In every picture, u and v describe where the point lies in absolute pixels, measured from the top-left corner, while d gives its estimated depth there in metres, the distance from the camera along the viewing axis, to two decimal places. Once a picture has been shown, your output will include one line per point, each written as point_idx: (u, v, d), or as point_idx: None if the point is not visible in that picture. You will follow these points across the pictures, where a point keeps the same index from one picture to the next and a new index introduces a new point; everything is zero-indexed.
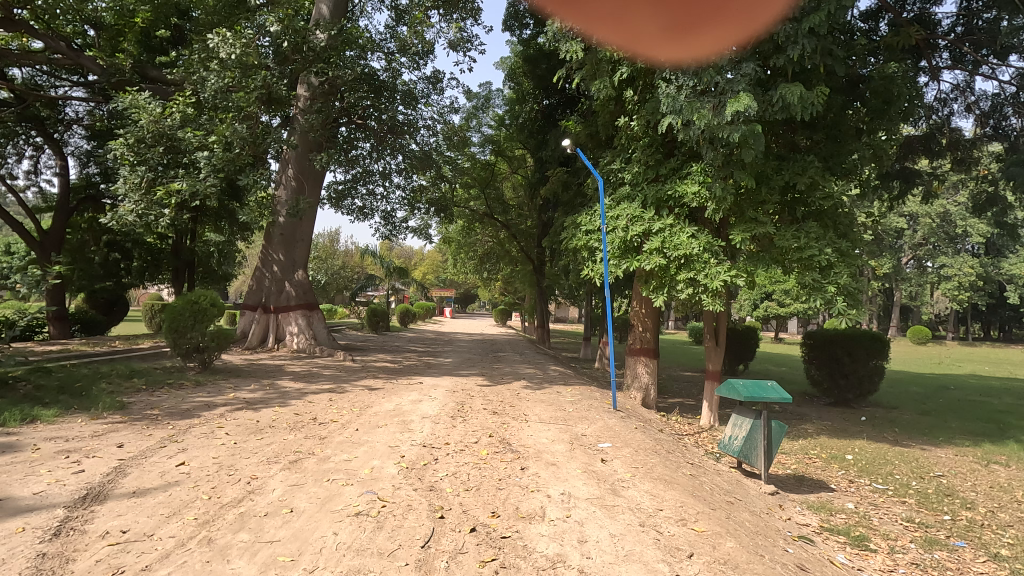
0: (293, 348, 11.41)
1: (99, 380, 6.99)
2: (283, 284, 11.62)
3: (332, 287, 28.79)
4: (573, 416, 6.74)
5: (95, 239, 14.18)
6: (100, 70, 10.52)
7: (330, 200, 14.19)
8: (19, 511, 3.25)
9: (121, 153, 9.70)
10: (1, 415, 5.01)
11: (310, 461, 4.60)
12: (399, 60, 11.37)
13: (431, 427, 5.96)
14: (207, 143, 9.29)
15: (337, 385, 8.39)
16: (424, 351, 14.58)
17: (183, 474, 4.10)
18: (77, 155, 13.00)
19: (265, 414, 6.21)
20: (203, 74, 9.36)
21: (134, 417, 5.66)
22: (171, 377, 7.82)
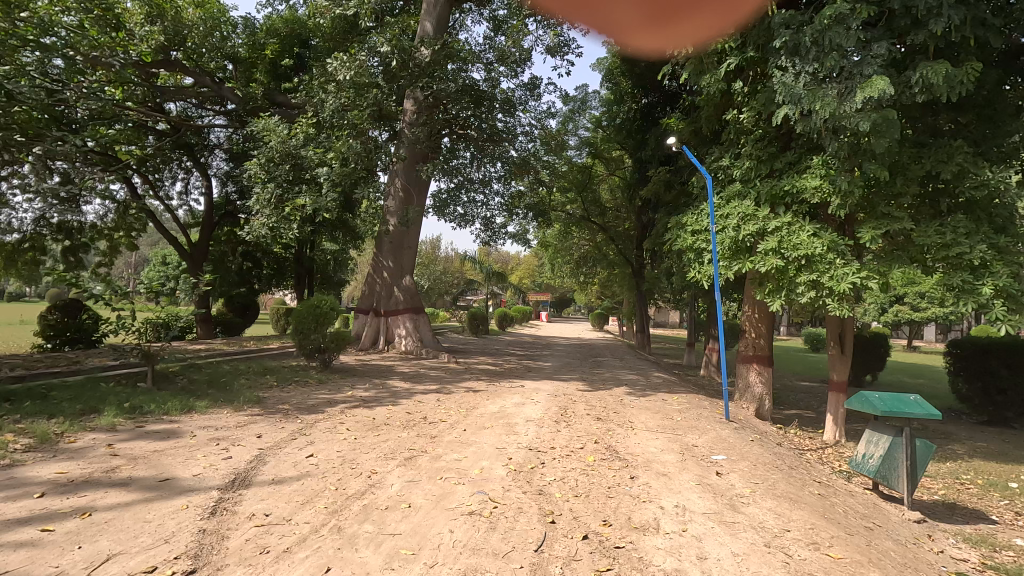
0: (401, 349, 12.02)
1: (239, 376, 7.81)
2: (392, 289, 12.25)
3: (434, 291, 30.08)
4: (682, 426, 6.47)
5: (232, 251, 15.80)
6: (238, 99, 11.81)
7: (434, 209, 14.81)
8: (183, 490, 3.67)
9: (254, 172, 10.78)
10: (165, 405, 5.75)
11: (423, 459, 4.80)
12: (498, 69, 11.59)
13: (535, 431, 5.99)
14: (326, 159, 10.05)
15: (443, 386, 8.71)
16: (524, 355, 14.72)
17: (312, 465, 4.44)
18: (219, 176, 14.53)
19: (379, 412, 6.57)
20: (323, 97, 10.16)
21: (269, 411, 6.25)
22: (297, 375, 8.53)
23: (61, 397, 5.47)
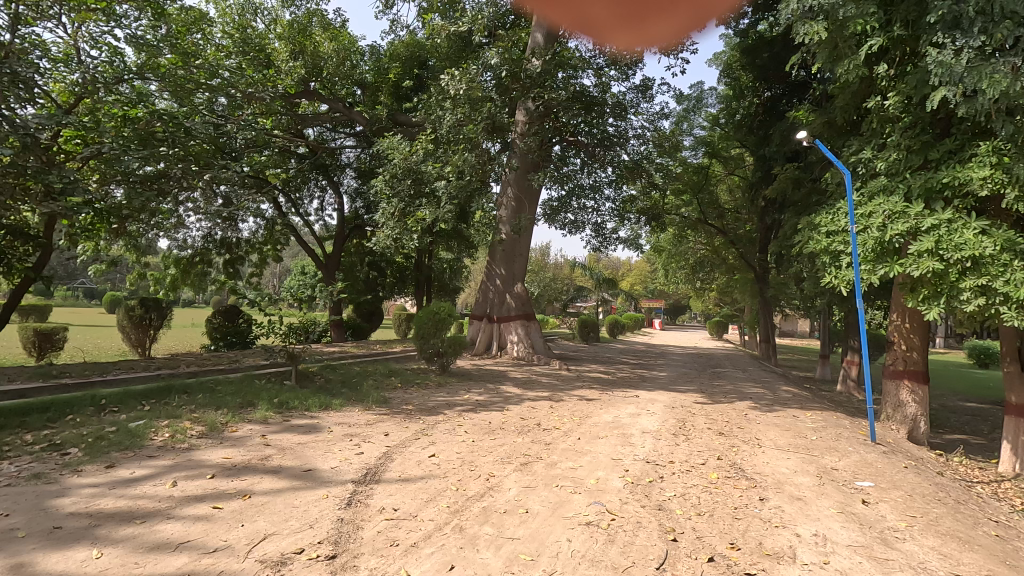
0: (514, 355, 12.25)
1: (368, 378, 8.43)
2: (504, 296, 12.55)
3: (544, 298, 30.37)
4: (818, 446, 5.89)
5: (360, 261, 17.07)
6: (366, 121, 12.76)
7: (545, 216, 14.97)
8: (323, 481, 4.02)
9: (380, 189, 11.59)
10: (307, 402, 6.36)
11: (539, 465, 4.83)
12: (609, 74, 11.47)
13: (652, 443, 5.79)
14: (443, 173, 10.55)
15: (556, 393, 8.72)
16: (638, 363, 14.31)
17: (434, 465, 4.65)
18: (349, 193, 15.81)
19: (495, 416, 6.73)
20: (441, 113, 10.68)
21: (394, 410, 6.67)
22: (418, 378, 9.02)
23: (225, 391, 6.28)
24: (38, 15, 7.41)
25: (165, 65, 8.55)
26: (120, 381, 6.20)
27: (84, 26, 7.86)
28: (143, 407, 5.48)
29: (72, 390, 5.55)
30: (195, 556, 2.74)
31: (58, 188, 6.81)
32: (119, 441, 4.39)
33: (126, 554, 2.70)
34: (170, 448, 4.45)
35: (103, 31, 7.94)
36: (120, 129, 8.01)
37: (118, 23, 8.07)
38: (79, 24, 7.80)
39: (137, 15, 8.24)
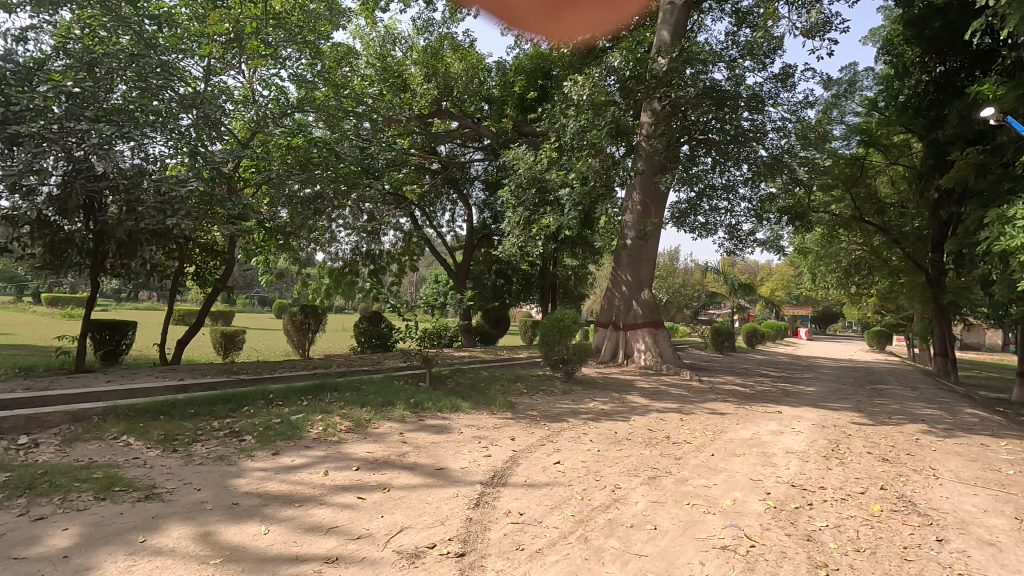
0: (641, 364, 11.87)
1: (495, 383, 8.68)
2: (630, 303, 12.23)
3: (674, 305, 29.10)
4: (1016, 482, 4.91)
5: (488, 269, 17.69)
6: (493, 135, 13.21)
7: (673, 220, 14.36)
8: (454, 480, 4.20)
9: (506, 199, 11.83)
10: (440, 404, 6.72)
11: (668, 480, 4.61)
12: (743, 64, 10.73)
13: (798, 465, 5.24)
14: (567, 180, 10.52)
15: (687, 405, 8.28)
16: (780, 377, 13.09)
17: (559, 472, 4.65)
18: (478, 205, 16.40)
19: (621, 426, 6.56)
20: (564, 121, 10.70)
21: (520, 416, 6.80)
22: (544, 384, 9.10)
23: (368, 391, 6.86)
24: (224, 65, 8.72)
25: (320, 97, 9.61)
26: (284, 379, 7.06)
27: (257, 70, 9.12)
28: (302, 402, 6.17)
29: (248, 385, 6.42)
30: (342, 540, 3.00)
31: (237, 212, 7.95)
32: (283, 432, 4.98)
33: (286, 532, 3.04)
34: (323, 440, 4.96)
35: (271, 73, 9.14)
36: (285, 157, 9.16)
37: (283, 65, 9.24)
38: (254, 69, 9.06)
39: (298, 56, 9.37)
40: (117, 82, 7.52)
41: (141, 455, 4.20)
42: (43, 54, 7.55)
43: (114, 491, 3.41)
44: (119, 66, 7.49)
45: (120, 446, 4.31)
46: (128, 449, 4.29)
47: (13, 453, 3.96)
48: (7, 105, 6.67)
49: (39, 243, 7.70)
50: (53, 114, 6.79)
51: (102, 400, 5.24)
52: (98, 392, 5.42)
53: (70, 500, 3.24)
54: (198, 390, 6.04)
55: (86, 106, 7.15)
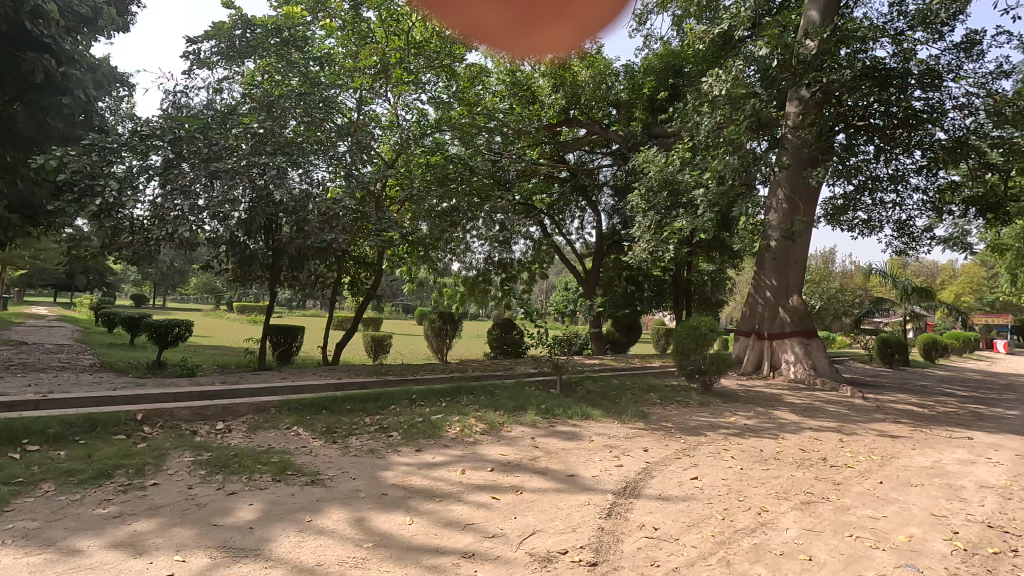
0: (790, 377, 10.80)
1: (627, 391, 8.47)
2: (776, 310, 11.23)
3: (829, 312, 26.14)
4: None
5: (618, 275, 17.30)
6: (622, 139, 12.97)
7: (827, 217, 12.96)
8: (585, 487, 4.15)
9: (636, 203, 11.46)
10: (570, 410, 6.74)
11: (826, 507, 4.12)
12: (913, 37, 9.39)
13: (998, 503, 4.39)
14: (702, 180, 9.85)
15: (847, 425, 7.37)
16: (970, 397, 11.10)
17: (697, 488, 4.38)
18: (607, 211, 16.07)
19: (767, 444, 6.02)
20: (697, 119, 10.13)
21: (654, 427, 6.56)
22: (680, 395, 8.67)
23: (502, 395, 7.09)
24: (373, 95, 9.70)
25: (455, 117, 10.23)
26: (425, 381, 7.58)
27: (401, 97, 9.96)
28: (441, 403, 6.57)
29: (395, 386, 6.99)
30: (477, 537, 3.12)
31: (384, 227, 8.73)
32: (425, 430, 5.34)
33: (427, 525, 3.23)
34: (460, 440, 5.22)
35: (413, 98, 9.93)
36: (425, 174, 9.86)
37: (423, 89, 9.98)
38: (398, 96, 9.91)
39: (435, 80, 10.04)
40: (288, 119, 8.70)
41: (309, 444, 4.77)
42: (234, 101, 8.97)
43: (287, 475, 3.90)
44: (291, 105, 8.67)
45: (292, 435, 4.94)
46: (298, 438, 4.90)
47: (214, 435, 4.72)
48: (210, 146, 8.03)
49: (231, 260, 9.13)
50: (243, 150, 8.06)
51: (278, 394, 6.06)
52: (276, 387, 6.27)
53: (254, 479, 3.78)
54: (354, 388, 6.72)
55: (266, 142, 8.37)
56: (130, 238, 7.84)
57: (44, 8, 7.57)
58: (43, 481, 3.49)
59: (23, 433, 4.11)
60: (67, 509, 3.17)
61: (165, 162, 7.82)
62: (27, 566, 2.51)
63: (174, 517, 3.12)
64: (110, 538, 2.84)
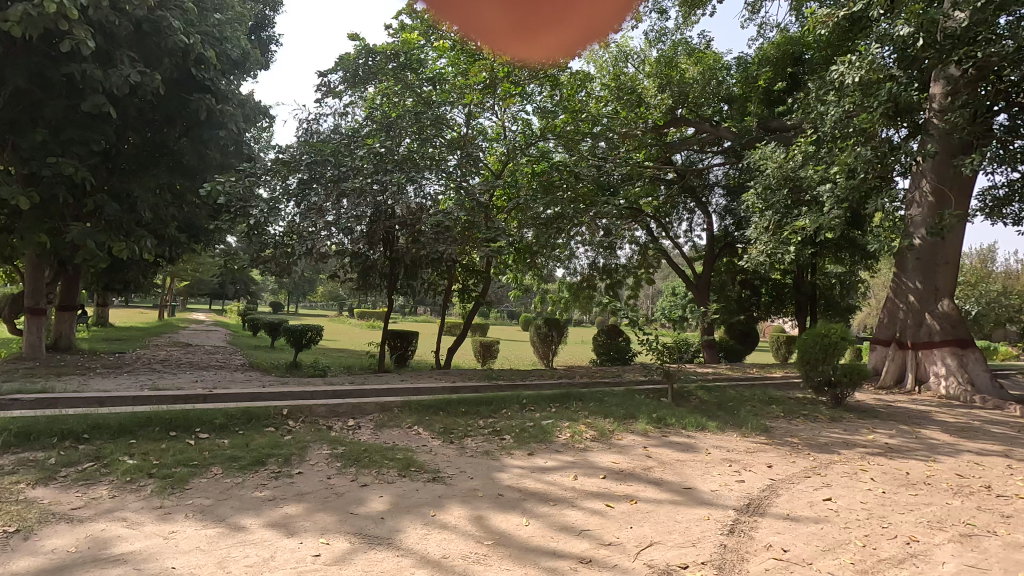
0: (941, 394, 9.51)
1: (746, 403, 7.98)
2: (922, 317, 10.02)
3: (989, 318, 22.75)
4: None
5: (732, 279, 16.34)
6: (735, 136, 12.12)
7: (985, 211, 11.33)
8: (703, 501, 3.97)
9: (751, 203, 10.73)
10: (684, 421, 6.50)
11: (993, 542, 3.60)
12: None
13: None
14: (829, 175, 9.08)
15: (1018, 449, 6.37)
16: None
17: (831, 511, 4.02)
18: (719, 212, 15.25)
19: (915, 467, 5.38)
20: (822, 109, 9.34)
21: (778, 441, 6.13)
22: (806, 409, 8.01)
23: (611, 402, 7.02)
24: (481, 109, 10.11)
25: (560, 124, 10.33)
26: (534, 386, 7.71)
27: (508, 108, 10.25)
28: (551, 409, 6.64)
29: (505, 390, 7.19)
30: (594, 544, 3.12)
31: (492, 236, 9.03)
32: (536, 435, 5.44)
33: (543, 528, 3.29)
34: (571, 446, 5.25)
35: (519, 109, 10.17)
36: (531, 183, 10.05)
37: (529, 100, 10.20)
38: (505, 108, 10.22)
39: (540, 89, 10.21)
40: (403, 137, 9.30)
41: (428, 443, 5.06)
42: (357, 123, 9.78)
43: (411, 471, 4.18)
44: (407, 124, 9.28)
45: (414, 434, 5.27)
46: (419, 437, 5.22)
47: (347, 431, 5.17)
48: (338, 167, 8.82)
49: (354, 270, 9.91)
50: (366, 169, 8.75)
51: (400, 395, 6.49)
52: (397, 388, 6.72)
53: (382, 473, 4.09)
54: (467, 391, 7.01)
55: (385, 160, 9.02)
56: (271, 253, 8.85)
57: (206, 56, 8.81)
58: (213, 465, 4.04)
59: (196, 422, 4.78)
60: (232, 490, 3.65)
61: (301, 183, 8.72)
62: (205, 537, 2.93)
63: (317, 504, 3.47)
64: (267, 518, 3.22)
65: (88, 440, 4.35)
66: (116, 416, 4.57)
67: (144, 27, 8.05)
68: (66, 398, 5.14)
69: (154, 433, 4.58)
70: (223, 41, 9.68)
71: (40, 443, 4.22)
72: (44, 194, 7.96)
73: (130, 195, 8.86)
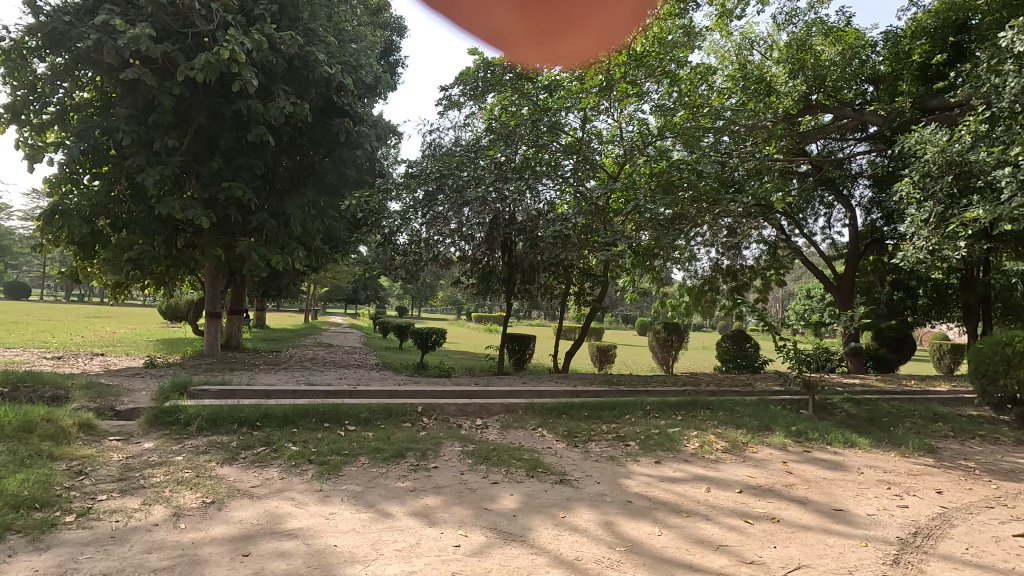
0: None
1: (904, 419, 7.08)
2: None
3: None
4: None
5: (881, 279, 14.73)
6: (882, 119, 10.75)
7: None
8: (858, 526, 3.60)
9: (906, 193, 9.41)
10: (828, 435, 5.94)
11: None
12: None
13: None
14: (1007, 156, 7.74)
15: None
16: None
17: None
18: (863, 205, 13.70)
19: None
20: (997, 81, 8.09)
21: (947, 464, 5.38)
22: (981, 428, 6.93)
23: (743, 412, 6.60)
24: (597, 112, 10.04)
25: (679, 122, 9.87)
26: (657, 393, 7.47)
27: (625, 109, 10.09)
28: (677, 416, 6.40)
29: (627, 396, 7.06)
30: (734, 561, 2.95)
31: (610, 238, 8.93)
32: (662, 442, 5.28)
33: (678, 539, 3.20)
34: (701, 457, 5.03)
35: (636, 109, 9.95)
36: (650, 184, 9.70)
37: (646, 99, 9.91)
38: (622, 109, 10.06)
39: (657, 87, 9.87)
40: (520, 145, 9.57)
41: (553, 445, 5.14)
42: (477, 134, 10.21)
43: (539, 472, 4.27)
44: (524, 133, 9.51)
45: (539, 435, 5.38)
46: (543, 439, 5.31)
47: (475, 430, 5.39)
48: (461, 176, 9.28)
49: (475, 276, 10.31)
50: (486, 179, 9.13)
51: (523, 397, 6.64)
52: (521, 391, 6.88)
53: (512, 472, 4.22)
54: (588, 396, 7.00)
55: (504, 168, 9.37)
56: (401, 259, 9.45)
57: (345, 83, 9.75)
58: (360, 455, 4.44)
59: (345, 416, 5.30)
60: (378, 479, 3.98)
61: (426, 194, 9.23)
62: (360, 520, 3.23)
63: (453, 497, 3.67)
64: (410, 507, 3.48)
65: (259, 427, 4.99)
66: (281, 407, 5.20)
67: (296, 63, 9.10)
68: (242, 391, 5.95)
69: (311, 423, 5.13)
70: (359, 69, 10.64)
71: (224, 428, 4.92)
72: (220, 215, 9.27)
73: (284, 213, 10.01)
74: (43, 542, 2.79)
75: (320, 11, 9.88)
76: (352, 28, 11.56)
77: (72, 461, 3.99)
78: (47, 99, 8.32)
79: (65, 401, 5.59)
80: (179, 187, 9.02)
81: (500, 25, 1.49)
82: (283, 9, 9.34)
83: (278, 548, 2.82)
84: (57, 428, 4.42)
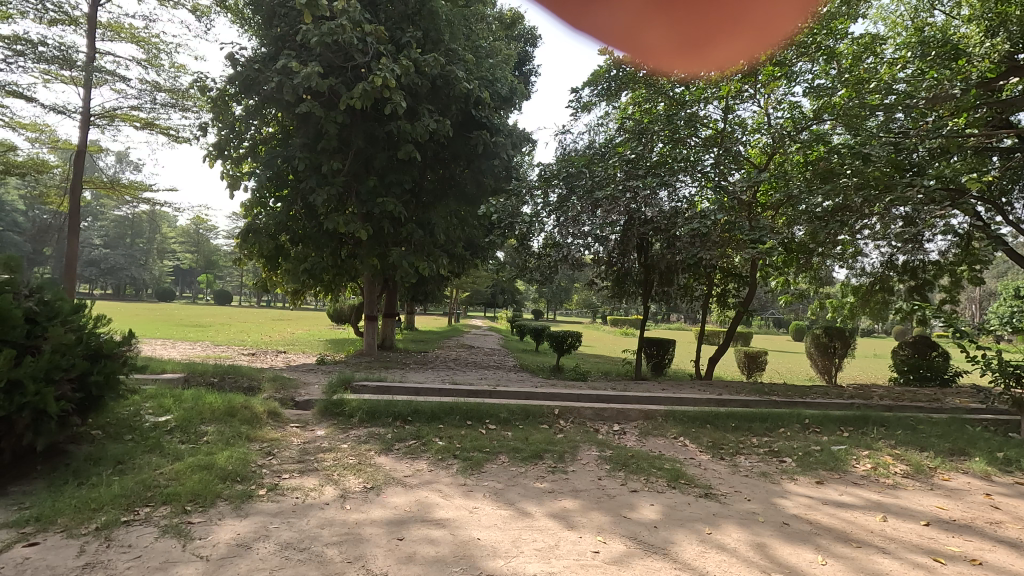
0: None
1: None
2: None
3: None
4: None
5: None
6: None
7: None
8: None
9: None
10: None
11: None
12: None
13: None
14: None
15: None
16: None
17: None
18: None
19: None
20: None
21: None
22: None
23: (929, 432, 5.68)
24: (739, 100, 9.38)
25: (839, 102, 8.80)
26: (819, 405, 6.73)
27: (773, 93, 9.30)
28: (843, 433, 5.71)
29: (782, 407, 6.46)
30: None
31: (754, 235, 8.17)
32: (826, 461, 4.74)
33: (847, 570, 2.84)
34: (875, 480, 4.42)
35: (785, 92, 9.12)
36: (805, 173, 8.75)
37: (798, 80, 9.03)
38: (769, 93, 9.29)
39: (812, 66, 8.97)
40: (655, 142, 9.24)
41: (696, 456, 4.87)
42: (610, 134, 10.10)
43: (681, 483, 4.08)
44: (660, 129, 9.13)
45: (681, 445, 5.13)
46: (686, 449, 5.05)
47: (613, 435, 5.31)
48: (592, 176, 9.20)
49: (610, 278, 10.16)
50: (617, 177, 8.94)
51: (663, 403, 6.40)
52: (661, 397, 6.64)
53: (651, 482, 4.08)
54: (735, 405, 6.53)
55: (637, 167, 9.07)
56: (536, 262, 9.66)
57: (482, 96, 10.23)
58: (501, 453, 4.61)
59: (487, 414, 5.54)
60: (518, 478, 4.10)
61: (559, 196, 9.30)
62: (501, 516, 3.35)
63: (591, 502, 3.65)
64: (548, 508, 3.52)
65: (411, 421, 5.42)
66: (429, 404, 5.59)
67: (438, 82, 9.76)
68: (395, 387, 6.51)
69: (455, 420, 5.45)
70: (495, 82, 11.08)
71: (381, 420, 5.42)
72: (376, 227, 10.25)
73: (430, 222, 10.72)
74: (243, 510, 3.30)
75: (459, 31, 10.51)
76: (488, 43, 12.12)
77: (263, 443, 4.67)
78: (243, 135, 9.88)
79: (258, 391, 6.58)
80: (343, 204, 10.14)
81: (637, 33, 1.44)
82: (427, 34, 10.06)
83: (427, 535, 3.03)
84: (252, 414, 5.21)
